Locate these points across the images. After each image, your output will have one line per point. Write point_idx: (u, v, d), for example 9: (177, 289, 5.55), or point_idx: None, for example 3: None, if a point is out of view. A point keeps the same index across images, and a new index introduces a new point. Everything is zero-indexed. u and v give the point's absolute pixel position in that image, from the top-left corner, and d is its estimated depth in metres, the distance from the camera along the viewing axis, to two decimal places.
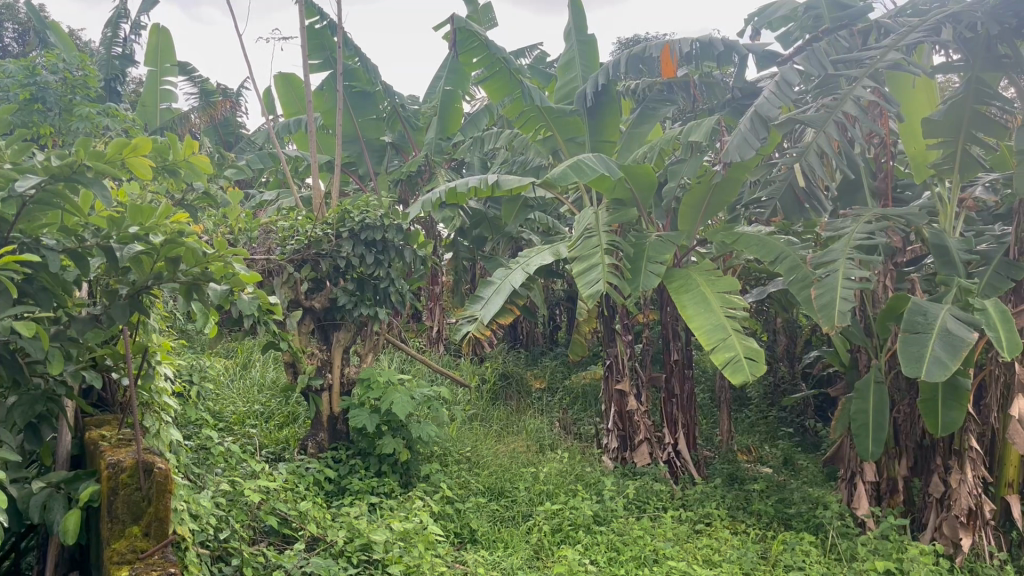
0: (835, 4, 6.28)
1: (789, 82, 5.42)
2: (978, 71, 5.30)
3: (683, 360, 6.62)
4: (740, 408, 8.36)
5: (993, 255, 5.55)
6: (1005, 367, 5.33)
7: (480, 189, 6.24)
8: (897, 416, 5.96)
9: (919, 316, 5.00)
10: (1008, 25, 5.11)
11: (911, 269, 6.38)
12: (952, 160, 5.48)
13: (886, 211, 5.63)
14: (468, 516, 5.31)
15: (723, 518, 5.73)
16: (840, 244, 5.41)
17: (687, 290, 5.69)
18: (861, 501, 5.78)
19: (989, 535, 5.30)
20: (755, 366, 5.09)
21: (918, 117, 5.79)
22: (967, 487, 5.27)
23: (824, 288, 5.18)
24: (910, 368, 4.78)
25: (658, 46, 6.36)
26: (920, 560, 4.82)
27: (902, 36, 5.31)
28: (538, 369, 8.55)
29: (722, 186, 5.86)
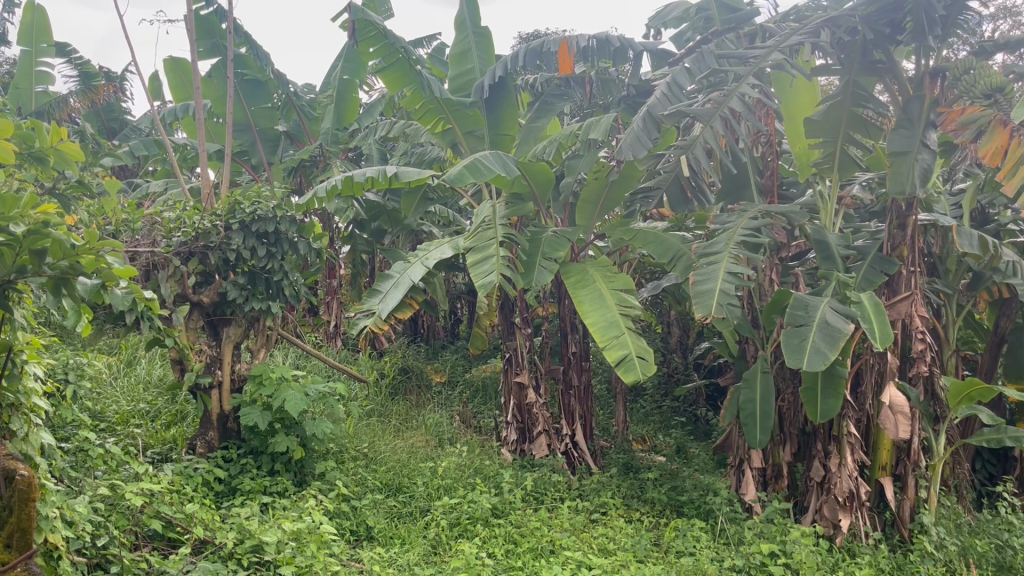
0: (724, 6, 6.47)
1: (679, 83, 5.54)
2: (855, 75, 5.56)
3: (580, 352, 6.71)
4: (635, 398, 8.55)
5: (868, 250, 5.86)
6: (878, 357, 5.64)
7: (378, 180, 6.14)
8: (782, 405, 6.21)
9: (800, 310, 5.22)
10: (882, 32, 5.41)
11: (795, 263, 6.67)
12: (832, 159, 5.74)
13: (770, 208, 5.85)
14: (364, 513, 5.22)
15: (618, 506, 5.85)
16: (724, 239, 5.57)
17: (585, 284, 5.78)
18: (749, 486, 5.98)
19: (865, 515, 5.61)
20: (646, 365, 5.19)
21: (800, 118, 6.05)
22: (845, 471, 5.54)
23: (704, 275, 5.35)
24: (791, 358, 4.99)
25: (556, 41, 6.41)
26: (802, 542, 5.05)
27: (784, 38, 5.51)
28: (439, 363, 8.52)
29: (618, 183, 5.95)
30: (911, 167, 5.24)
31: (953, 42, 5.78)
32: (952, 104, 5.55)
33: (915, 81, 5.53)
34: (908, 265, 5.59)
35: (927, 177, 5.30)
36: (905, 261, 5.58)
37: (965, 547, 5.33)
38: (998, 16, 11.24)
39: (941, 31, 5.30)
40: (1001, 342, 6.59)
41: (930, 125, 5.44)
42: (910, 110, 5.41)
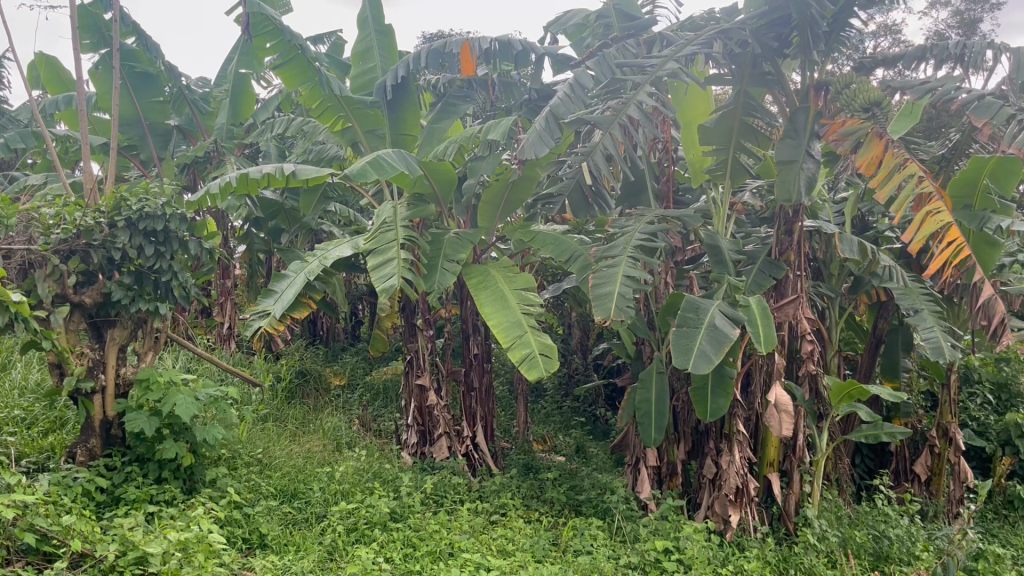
0: (623, 14, 6.60)
1: (583, 86, 5.67)
2: (746, 85, 5.78)
3: (481, 354, 6.70)
4: (536, 399, 8.63)
5: (758, 255, 6.10)
6: (766, 358, 5.86)
7: (275, 178, 5.97)
8: (677, 404, 6.38)
9: (691, 312, 5.39)
10: (770, 45, 5.65)
11: (689, 267, 6.88)
12: (724, 167, 5.94)
13: (665, 213, 6.06)
14: (258, 520, 5.07)
15: (517, 507, 5.88)
16: (622, 243, 5.68)
17: (486, 285, 5.79)
18: (644, 484, 6.11)
19: (754, 510, 5.81)
20: (548, 362, 5.23)
21: (694, 126, 6.27)
22: (735, 467, 5.73)
23: (603, 279, 5.42)
24: (679, 358, 5.12)
25: (458, 42, 6.41)
26: (694, 538, 5.19)
27: (679, 48, 5.66)
28: (338, 366, 8.40)
29: (519, 184, 5.98)
30: (797, 175, 5.48)
31: (836, 57, 6.09)
32: (835, 116, 5.81)
33: (801, 94, 5.81)
34: (795, 270, 5.83)
35: (812, 186, 5.54)
36: (792, 266, 5.82)
37: (845, 538, 5.60)
38: (875, 35, 12.01)
39: (824, 46, 5.58)
40: (878, 343, 6.97)
41: (814, 135, 5.70)
42: (796, 121, 5.69)
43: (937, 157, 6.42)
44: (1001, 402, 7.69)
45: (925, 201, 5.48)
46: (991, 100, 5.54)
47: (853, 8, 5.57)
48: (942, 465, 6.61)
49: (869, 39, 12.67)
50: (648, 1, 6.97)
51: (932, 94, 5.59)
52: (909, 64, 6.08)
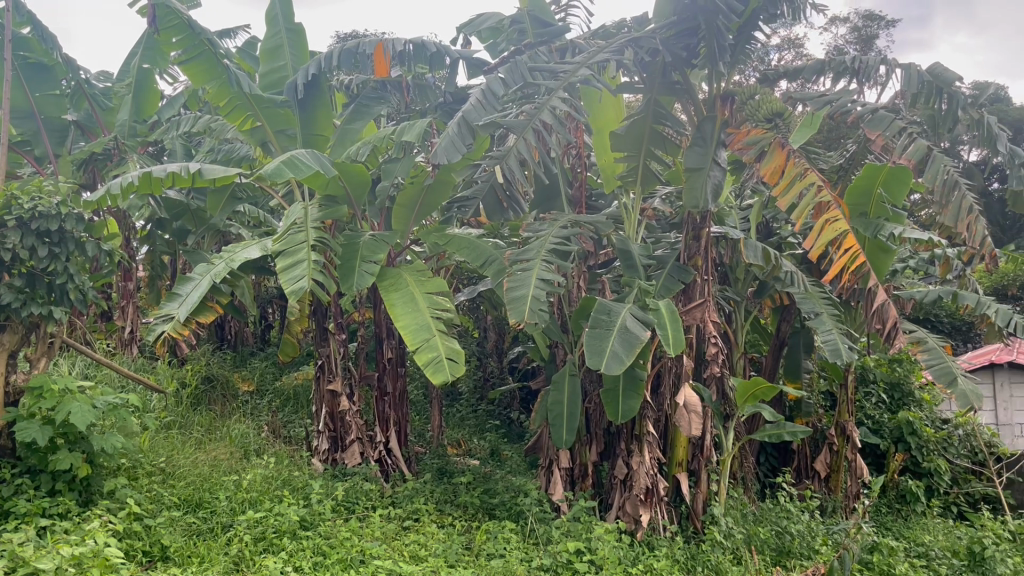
0: (538, 20, 6.67)
1: (494, 93, 5.60)
2: (656, 94, 5.92)
3: (395, 358, 6.64)
4: (451, 403, 8.59)
5: (667, 260, 6.25)
6: (675, 361, 6.01)
7: (180, 177, 5.76)
8: (589, 406, 6.47)
9: (603, 315, 5.47)
10: (680, 55, 5.81)
11: (602, 271, 7.00)
12: (635, 173, 6.06)
13: (578, 218, 6.14)
14: (160, 532, 4.87)
15: (430, 512, 5.84)
16: (535, 247, 5.71)
17: (398, 288, 5.73)
18: (556, 486, 6.16)
19: (663, 510, 5.93)
20: (454, 367, 5.22)
21: (606, 132, 6.34)
22: (644, 468, 5.84)
23: (517, 282, 5.43)
24: (592, 359, 5.18)
25: (372, 42, 6.34)
26: (605, 538, 5.26)
27: (591, 55, 5.74)
28: (247, 371, 8.20)
29: (433, 188, 5.96)
30: (705, 182, 5.63)
31: (742, 69, 6.31)
32: (740, 126, 6.03)
33: (708, 103, 5.99)
34: (702, 274, 6.00)
35: (717, 193, 5.70)
36: (699, 270, 5.99)
37: (749, 535, 5.78)
38: (781, 47, 12.45)
39: (730, 58, 5.77)
40: (781, 345, 7.22)
41: (720, 144, 5.88)
42: (703, 129, 5.83)
43: (836, 166, 6.72)
44: (894, 401, 8.08)
45: (824, 210, 5.67)
46: (883, 113, 5.82)
47: (758, 22, 5.80)
48: (840, 463, 6.88)
49: (774, 53, 13.18)
50: (562, 9, 7.07)
51: (831, 106, 5.85)
52: (809, 77, 6.34)
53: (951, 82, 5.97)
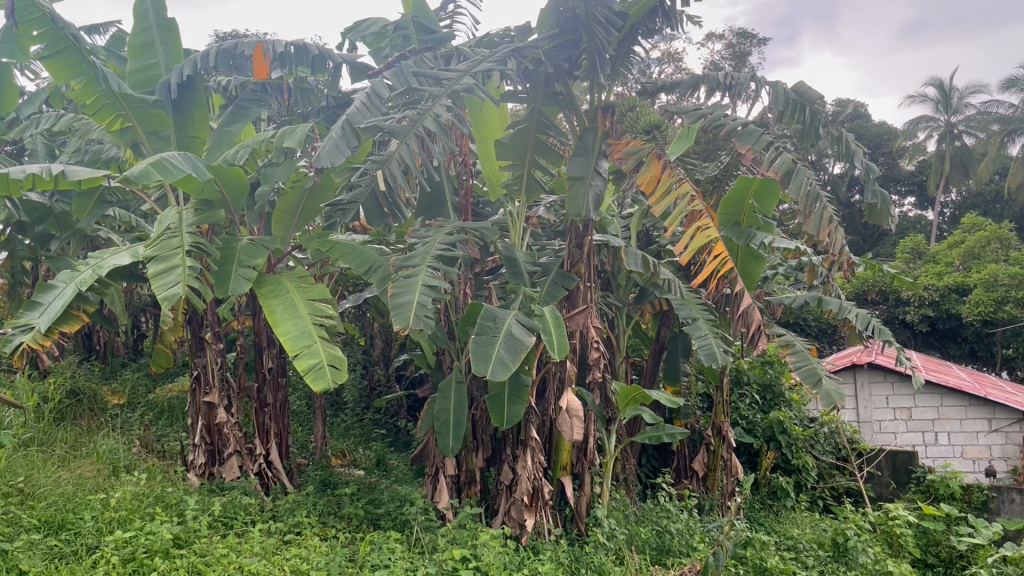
0: (422, 26, 6.61)
1: (380, 96, 5.64)
2: (539, 104, 6.03)
3: (276, 368, 6.46)
4: (335, 412, 8.43)
5: (551, 267, 6.35)
6: (559, 366, 6.10)
7: (40, 179, 5.40)
8: (476, 413, 6.47)
9: (489, 321, 5.47)
10: (562, 66, 5.99)
11: (488, 277, 7.05)
12: (520, 181, 6.12)
13: (463, 225, 6.16)
14: (17, 557, 4.55)
15: (313, 525, 5.71)
16: (421, 253, 5.66)
17: (277, 295, 5.57)
18: (442, 494, 6.13)
19: (548, 513, 6.00)
20: (336, 374, 5.14)
21: (490, 140, 6.41)
22: (528, 473, 5.92)
23: (402, 289, 5.35)
24: (478, 365, 5.18)
25: (251, 43, 6.17)
26: (490, 544, 5.28)
27: (475, 63, 5.79)
28: (116, 384, 7.82)
29: (315, 192, 5.85)
30: (586, 193, 5.75)
31: (623, 81, 6.52)
32: (620, 137, 6.22)
33: (590, 114, 6.15)
34: (585, 281, 6.14)
35: (598, 202, 5.85)
36: (582, 277, 6.12)
37: (631, 535, 5.92)
38: (660, 62, 12.95)
39: (610, 70, 5.98)
40: (661, 349, 7.46)
41: (601, 154, 6.04)
42: (586, 140, 5.96)
43: (711, 177, 7.01)
44: (766, 402, 8.47)
45: (696, 219, 5.92)
46: (752, 128, 6.14)
47: (636, 36, 5.99)
48: (716, 462, 7.15)
49: (654, 66, 13.69)
50: (447, 16, 7.06)
51: (704, 119, 6.10)
52: (686, 91, 6.59)
53: (814, 99, 6.37)
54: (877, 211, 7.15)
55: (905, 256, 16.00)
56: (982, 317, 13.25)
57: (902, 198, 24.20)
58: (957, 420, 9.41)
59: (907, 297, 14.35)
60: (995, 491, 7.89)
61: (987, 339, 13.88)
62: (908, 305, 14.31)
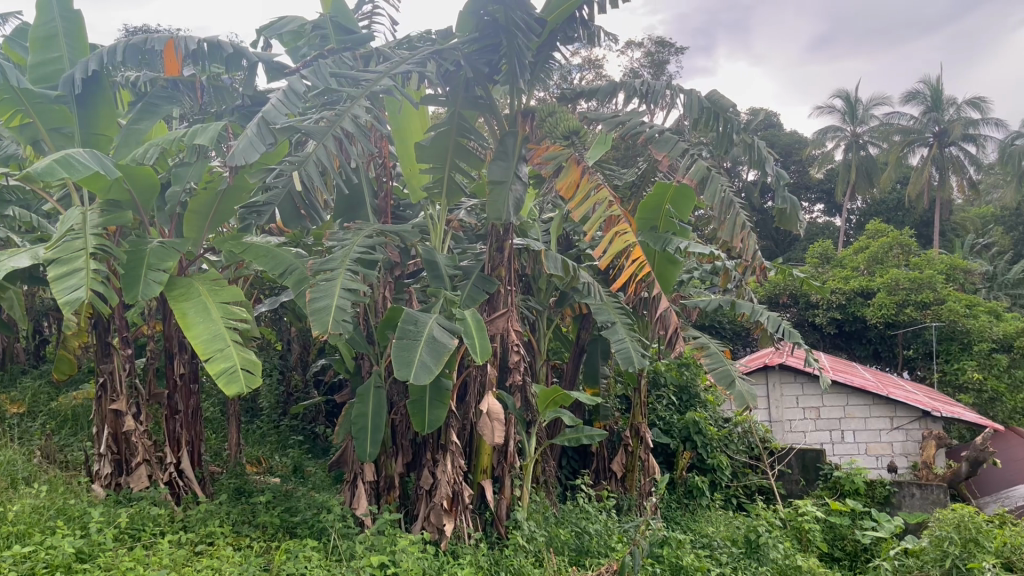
0: (341, 27, 6.53)
1: (297, 93, 5.53)
2: (459, 107, 6.03)
3: (188, 375, 6.25)
4: (251, 419, 8.24)
5: (472, 270, 6.35)
6: (480, 369, 6.10)
7: None
8: (395, 418, 6.41)
9: (410, 325, 5.41)
10: (482, 70, 6.01)
11: (409, 280, 7.01)
12: (440, 185, 6.10)
13: (383, 228, 6.10)
14: None
15: (226, 535, 5.55)
16: (339, 256, 5.56)
17: (187, 298, 5.39)
18: (360, 500, 6.04)
19: (468, 518, 5.98)
20: (249, 378, 5.02)
21: (411, 142, 6.34)
22: (448, 477, 5.89)
23: (319, 292, 5.24)
24: (400, 370, 5.08)
25: (161, 38, 5.97)
26: (409, 550, 5.23)
27: (394, 65, 5.76)
28: (16, 392, 7.46)
29: (229, 193, 5.70)
30: (507, 197, 5.78)
31: (542, 86, 6.58)
32: (540, 141, 6.27)
33: (510, 118, 6.18)
34: (506, 284, 6.15)
35: (518, 207, 5.87)
36: (503, 280, 6.14)
37: (550, 537, 5.95)
38: (580, 69, 13.18)
39: (529, 75, 6.02)
40: (581, 352, 7.55)
41: (521, 158, 6.06)
42: (506, 144, 6.00)
43: (629, 183, 7.14)
44: (682, 402, 8.65)
45: (614, 223, 6.02)
46: (668, 136, 6.20)
47: (555, 43, 6.05)
48: (634, 463, 7.27)
49: (575, 72, 13.88)
50: (366, 17, 6.99)
51: (621, 127, 6.25)
52: (604, 97, 6.69)
53: (727, 107, 6.50)
54: (788, 217, 7.39)
55: (814, 261, 16.60)
56: (884, 319, 13.84)
57: (811, 205, 25.17)
58: (861, 418, 9.79)
59: (816, 301, 14.91)
60: (897, 486, 8.21)
61: (889, 341, 14.41)
62: (817, 308, 14.86)
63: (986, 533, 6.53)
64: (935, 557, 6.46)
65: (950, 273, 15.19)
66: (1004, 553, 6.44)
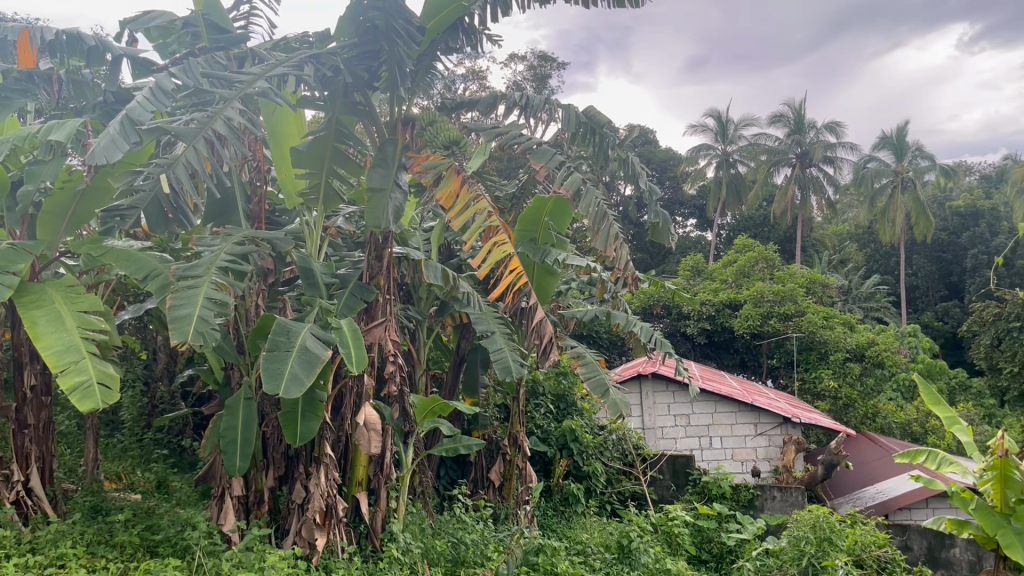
0: (214, 26, 6.32)
1: (165, 90, 5.34)
2: (337, 112, 5.91)
3: (40, 387, 5.83)
4: (111, 433, 7.82)
5: (349, 279, 6.23)
6: (356, 380, 5.98)
7: None
8: (266, 430, 6.21)
9: (282, 336, 5.25)
10: (361, 76, 5.92)
11: (284, 288, 6.83)
12: (317, 191, 5.87)
13: (255, 234, 5.92)
14: None
15: (79, 556, 5.21)
16: (206, 263, 5.33)
17: (38, 305, 5.02)
18: (228, 516, 5.80)
19: (341, 531, 5.85)
20: (106, 394, 4.75)
21: (287, 146, 6.15)
22: (320, 490, 5.73)
23: (184, 301, 5.00)
24: (269, 383, 4.93)
25: (15, 28, 5.74)
26: (278, 566, 5.05)
27: (270, 67, 5.62)
28: None
29: (90, 193, 5.40)
30: (386, 205, 5.69)
31: (422, 95, 6.56)
32: (419, 150, 6.24)
33: (389, 126, 6.12)
34: (384, 293, 6.09)
35: (398, 215, 5.80)
36: (381, 289, 6.07)
37: (426, 548, 5.89)
38: (462, 79, 13.23)
39: (409, 84, 6.00)
40: (461, 361, 7.55)
41: (401, 166, 5.99)
42: (385, 151, 5.92)
43: (510, 195, 7.22)
44: (559, 411, 8.80)
45: (493, 234, 6.09)
46: (546, 148, 6.33)
47: (436, 52, 6.05)
48: (512, 471, 7.32)
49: (459, 83, 13.97)
50: (242, 16, 6.77)
51: (501, 137, 6.29)
52: (485, 108, 6.72)
53: (603, 124, 6.71)
54: (660, 230, 7.63)
55: (686, 273, 17.26)
56: (750, 330, 14.52)
57: (684, 220, 26.26)
58: (728, 425, 10.23)
59: (687, 312, 15.50)
60: (759, 489, 8.66)
61: (755, 350, 15.08)
62: (688, 319, 15.44)
63: (838, 533, 6.92)
64: (793, 557, 6.81)
65: (809, 286, 16.10)
66: (856, 551, 6.87)
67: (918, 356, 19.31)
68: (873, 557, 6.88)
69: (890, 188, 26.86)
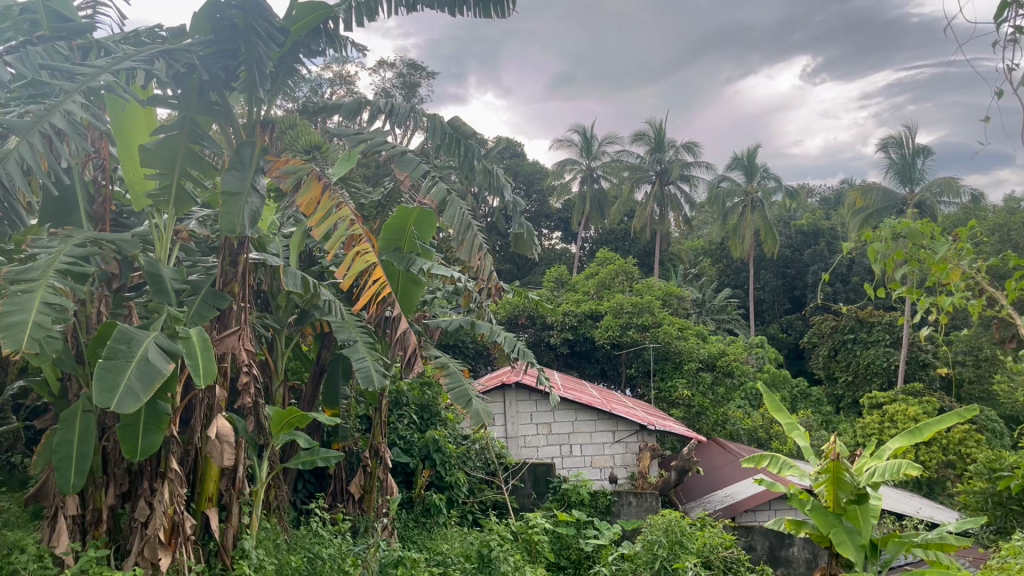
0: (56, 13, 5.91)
1: None
2: (192, 112, 5.66)
3: None
4: None
5: (201, 285, 5.96)
6: (207, 391, 5.71)
7: None
8: (107, 444, 5.83)
9: (122, 344, 4.96)
10: (218, 75, 5.69)
11: (130, 294, 6.45)
12: (167, 193, 5.56)
13: (98, 236, 5.56)
14: None
15: None
16: (40, 266, 4.97)
17: None
18: (61, 537, 5.37)
19: (187, 550, 5.56)
20: None
21: (135, 144, 5.81)
22: (164, 507, 5.41)
23: (14, 306, 4.63)
24: (101, 397, 4.63)
25: None
26: None
27: (115, 60, 5.28)
28: None
29: None
30: (242, 208, 5.47)
31: (284, 97, 6.38)
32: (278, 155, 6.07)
33: (247, 127, 5.90)
34: (238, 300, 5.89)
35: (255, 220, 5.58)
36: (235, 296, 5.86)
37: (280, 564, 5.69)
38: (327, 84, 12.98)
39: (269, 85, 5.82)
40: (321, 372, 7.38)
41: (259, 170, 5.79)
42: (243, 154, 5.71)
43: (373, 203, 7.13)
44: (422, 421, 8.77)
45: (355, 242, 5.98)
46: (411, 157, 6.27)
47: (298, 54, 5.93)
48: (373, 483, 7.15)
49: (325, 86, 13.70)
50: (88, 5, 6.39)
51: (364, 144, 6.21)
52: (349, 113, 6.61)
53: (468, 135, 6.75)
54: (523, 241, 7.72)
55: (550, 284, 17.60)
56: (610, 340, 14.95)
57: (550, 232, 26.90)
58: (588, 433, 10.48)
59: (551, 322, 15.81)
60: (616, 495, 8.93)
61: (614, 360, 15.55)
62: (552, 329, 15.75)
63: (688, 535, 7.22)
64: (646, 560, 7.03)
65: (666, 299, 16.77)
66: (704, 552, 7.21)
67: (764, 366, 20.47)
68: (720, 558, 7.24)
69: (741, 207, 28.37)
